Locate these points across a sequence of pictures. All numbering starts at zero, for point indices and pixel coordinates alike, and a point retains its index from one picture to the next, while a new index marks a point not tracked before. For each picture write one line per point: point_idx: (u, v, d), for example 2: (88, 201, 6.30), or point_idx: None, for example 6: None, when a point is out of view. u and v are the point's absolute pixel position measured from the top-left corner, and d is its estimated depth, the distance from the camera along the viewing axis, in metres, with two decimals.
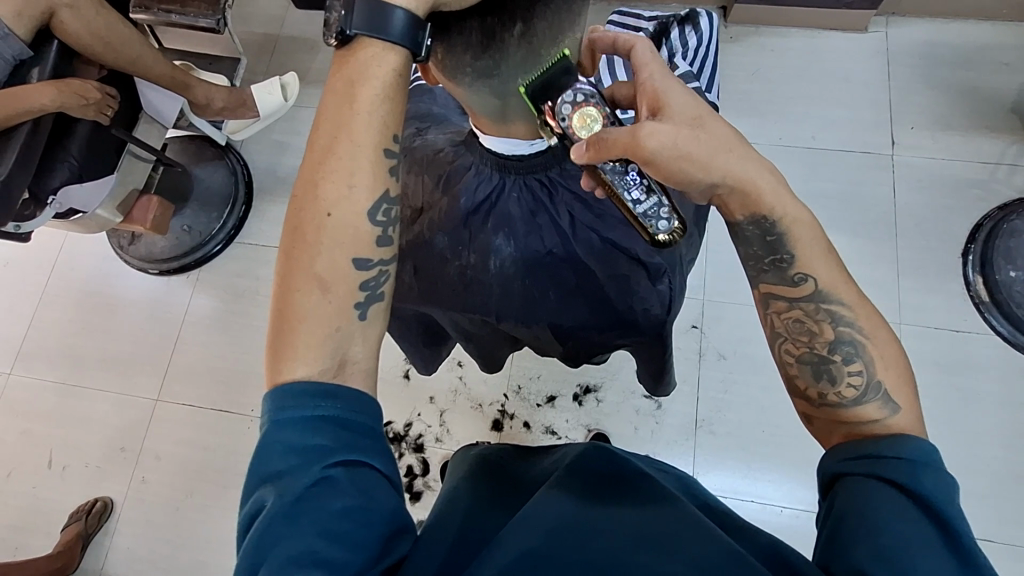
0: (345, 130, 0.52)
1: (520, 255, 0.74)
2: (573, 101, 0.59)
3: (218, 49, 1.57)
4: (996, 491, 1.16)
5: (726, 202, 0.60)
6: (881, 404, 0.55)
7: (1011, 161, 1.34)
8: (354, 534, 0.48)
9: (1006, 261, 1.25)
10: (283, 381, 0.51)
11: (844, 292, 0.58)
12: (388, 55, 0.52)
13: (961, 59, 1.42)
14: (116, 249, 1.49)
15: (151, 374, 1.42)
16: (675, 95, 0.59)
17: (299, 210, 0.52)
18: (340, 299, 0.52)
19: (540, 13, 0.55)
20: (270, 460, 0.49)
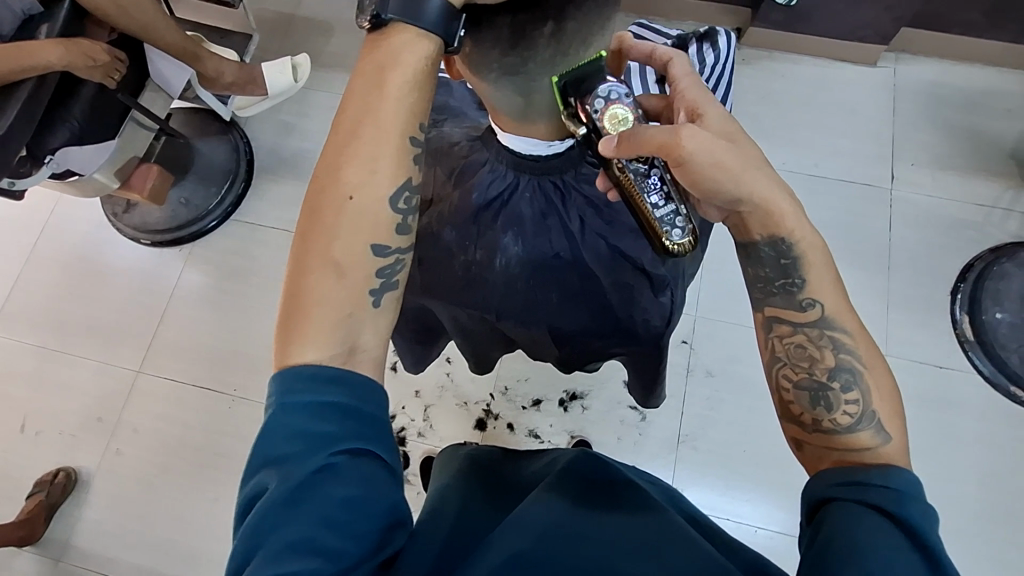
0: (372, 114, 0.52)
1: (527, 255, 0.74)
2: (605, 97, 0.59)
3: (230, 23, 1.56)
4: (967, 527, 1.18)
5: (746, 219, 0.61)
6: (874, 432, 0.55)
7: (1006, 205, 1.37)
8: (354, 524, 0.47)
9: (994, 303, 1.28)
10: (292, 364, 0.50)
11: (848, 322, 0.59)
12: (421, 42, 0.51)
13: (965, 101, 1.45)
14: (110, 216, 1.47)
15: (134, 345, 1.40)
16: (711, 107, 0.61)
17: (320, 192, 0.52)
18: (354, 285, 0.52)
19: (573, 14, 0.55)
20: (275, 443, 0.48)
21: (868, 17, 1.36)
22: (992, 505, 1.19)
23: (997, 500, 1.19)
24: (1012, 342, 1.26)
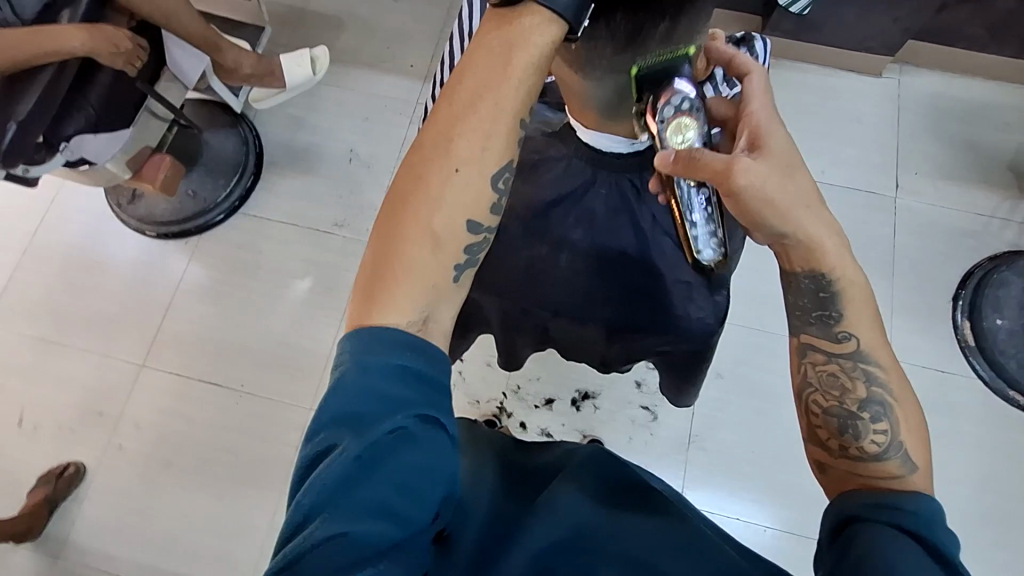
0: (492, 92, 0.53)
1: (594, 249, 0.78)
2: (677, 106, 0.58)
3: (241, 14, 1.54)
4: (966, 528, 1.21)
5: (788, 252, 0.60)
6: (902, 462, 0.56)
7: (1004, 215, 1.41)
8: (422, 489, 0.50)
9: (994, 310, 1.31)
10: (372, 323, 0.52)
11: (882, 355, 0.60)
12: (551, 28, 0.52)
13: (965, 113, 1.49)
14: (114, 206, 1.44)
15: (137, 339, 1.37)
16: (775, 133, 0.58)
17: (428, 158, 0.53)
18: (444, 256, 0.54)
19: (687, 13, 0.56)
20: (348, 400, 0.50)
21: (876, 29, 1.39)
22: (989, 506, 1.23)
23: (994, 502, 1.23)
24: (1011, 348, 1.29)
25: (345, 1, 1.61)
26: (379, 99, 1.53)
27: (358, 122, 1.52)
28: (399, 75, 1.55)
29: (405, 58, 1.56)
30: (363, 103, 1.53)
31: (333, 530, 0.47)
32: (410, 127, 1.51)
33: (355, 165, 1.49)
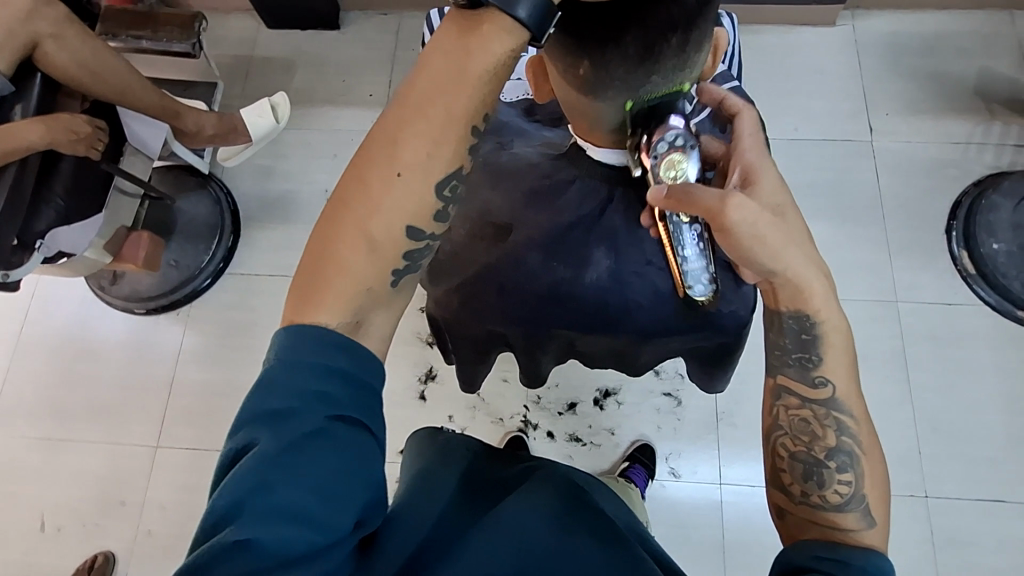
0: (446, 96, 0.50)
1: (617, 267, 0.77)
2: (670, 143, 0.61)
3: (191, 74, 1.51)
4: (1001, 453, 1.22)
5: (776, 291, 0.62)
6: (860, 516, 0.58)
7: (980, 140, 1.42)
8: (344, 497, 0.49)
9: (988, 235, 1.32)
10: (304, 322, 0.51)
11: (854, 407, 0.62)
12: (509, 36, 0.49)
13: (923, 47, 1.50)
14: (96, 289, 1.41)
15: (146, 420, 1.34)
16: (767, 175, 0.62)
17: (371, 158, 0.51)
18: (382, 260, 0.52)
19: (697, 27, 0.58)
20: (269, 397, 0.49)
21: None
22: (1020, 428, 1.23)
23: None
24: (1012, 269, 1.30)
25: (293, 43, 1.59)
26: (345, 134, 1.51)
27: (328, 161, 1.50)
28: (360, 106, 1.53)
29: (363, 88, 1.54)
30: (330, 141, 1.51)
31: (247, 533, 0.45)
32: None
33: None
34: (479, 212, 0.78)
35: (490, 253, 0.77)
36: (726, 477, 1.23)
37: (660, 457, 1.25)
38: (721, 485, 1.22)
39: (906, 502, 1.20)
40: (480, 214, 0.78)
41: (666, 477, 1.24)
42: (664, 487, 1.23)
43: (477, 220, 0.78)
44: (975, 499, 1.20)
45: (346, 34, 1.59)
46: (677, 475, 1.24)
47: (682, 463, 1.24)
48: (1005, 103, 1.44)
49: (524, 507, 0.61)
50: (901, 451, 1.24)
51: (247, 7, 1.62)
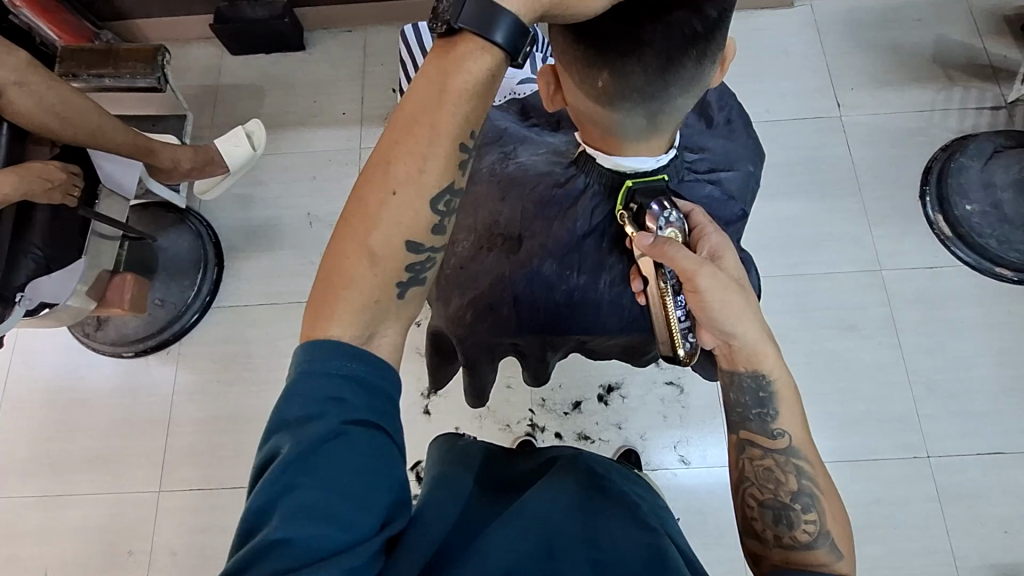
0: (430, 115, 0.54)
1: (631, 270, 0.78)
2: (666, 221, 0.68)
3: (158, 108, 1.49)
4: (995, 407, 1.26)
5: (734, 353, 0.67)
6: (828, 549, 0.61)
7: (943, 106, 1.46)
8: (366, 495, 0.49)
9: (961, 198, 1.36)
10: (318, 335, 0.52)
11: (810, 451, 0.66)
12: (484, 55, 0.54)
13: (880, 20, 1.54)
14: (82, 338, 1.37)
15: (146, 465, 1.31)
16: (730, 255, 0.68)
17: (369, 180, 0.54)
18: (386, 273, 0.55)
19: (712, 44, 0.63)
20: (292, 406, 0.50)
21: None
22: (1010, 381, 1.27)
23: (1014, 375, 1.27)
24: (987, 229, 1.34)
25: (260, 67, 1.57)
26: (322, 155, 1.50)
27: (307, 183, 1.48)
28: (334, 125, 1.52)
29: (336, 107, 1.53)
30: (307, 163, 1.49)
31: (279, 534, 0.46)
32: None
33: (318, 227, 1.45)
34: (489, 225, 0.80)
35: (503, 264, 0.79)
36: None
37: (669, 446, 1.26)
38: None
39: (911, 464, 1.23)
40: (490, 226, 0.80)
41: (677, 465, 1.25)
42: (676, 475, 1.24)
43: (487, 232, 0.80)
44: (974, 454, 1.23)
45: (312, 54, 1.57)
46: (687, 462, 1.25)
47: (691, 449, 1.25)
48: (963, 68, 1.48)
49: (545, 495, 0.63)
50: (900, 415, 1.27)
51: (209, 35, 1.59)
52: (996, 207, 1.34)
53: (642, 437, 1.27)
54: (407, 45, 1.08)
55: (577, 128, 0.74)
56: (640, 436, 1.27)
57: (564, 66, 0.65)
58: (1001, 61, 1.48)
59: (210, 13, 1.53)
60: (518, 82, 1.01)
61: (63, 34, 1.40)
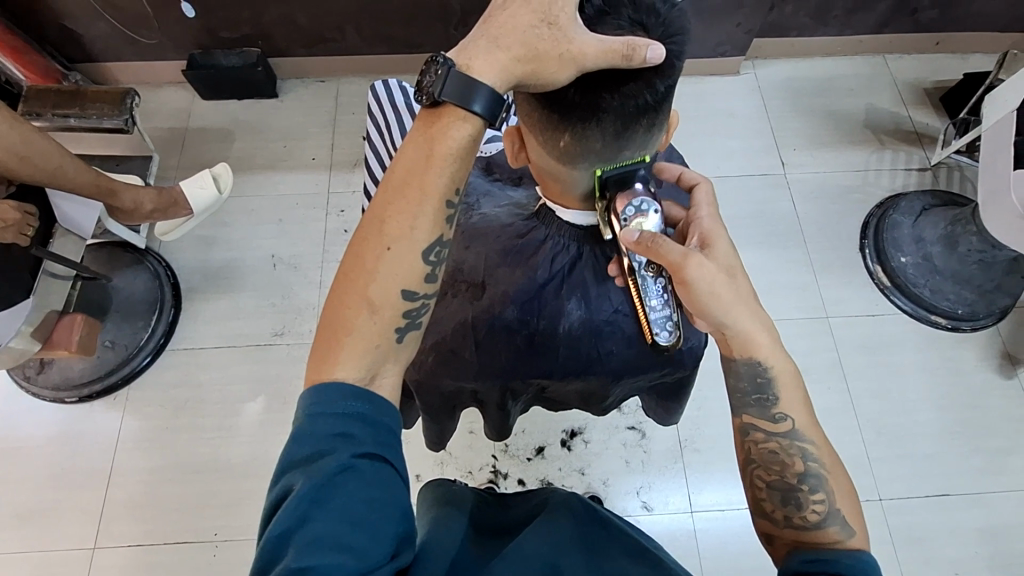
0: (418, 177, 0.60)
1: (589, 317, 0.80)
2: (636, 208, 0.66)
3: (123, 148, 1.48)
4: (938, 448, 1.31)
5: (730, 341, 0.69)
6: (839, 527, 0.63)
7: (876, 166, 1.59)
8: (377, 524, 0.51)
9: (896, 250, 1.46)
10: (322, 380, 0.56)
11: (813, 433, 0.68)
12: (466, 124, 0.61)
13: (817, 89, 1.69)
14: (21, 382, 1.30)
15: (82, 520, 1.22)
16: (722, 239, 0.68)
17: (365, 238, 0.60)
18: (384, 321, 0.60)
19: (663, 111, 0.67)
20: (301, 446, 0.53)
21: (724, 35, 1.58)
22: (951, 424, 1.33)
23: (954, 416, 1.34)
24: (921, 279, 1.43)
25: (230, 113, 1.59)
26: (289, 199, 1.51)
27: (273, 226, 1.48)
28: (303, 169, 1.54)
29: (306, 152, 1.55)
30: (274, 206, 1.50)
31: (296, 566, 0.47)
32: (327, 219, 1.49)
33: (281, 269, 1.44)
34: (452, 272, 0.83)
35: (465, 310, 0.80)
36: (696, 503, 1.25)
37: (631, 491, 1.26)
38: (693, 514, 1.24)
39: (863, 507, 1.26)
40: (453, 274, 0.82)
41: (639, 511, 1.24)
42: (639, 522, 1.24)
43: (449, 279, 0.83)
44: (924, 495, 1.28)
45: (285, 101, 1.61)
46: (649, 508, 1.25)
47: (653, 495, 1.26)
48: (891, 133, 1.63)
49: (545, 534, 0.65)
50: (852, 458, 1.31)
51: (181, 80, 1.62)
52: (928, 259, 1.44)
53: (604, 483, 1.27)
54: (378, 101, 1.13)
55: (539, 184, 0.78)
56: (602, 482, 1.27)
57: (530, 128, 0.69)
58: (924, 128, 1.64)
59: (183, 60, 1.56)
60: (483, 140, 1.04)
61: (30, 73, 1.39)
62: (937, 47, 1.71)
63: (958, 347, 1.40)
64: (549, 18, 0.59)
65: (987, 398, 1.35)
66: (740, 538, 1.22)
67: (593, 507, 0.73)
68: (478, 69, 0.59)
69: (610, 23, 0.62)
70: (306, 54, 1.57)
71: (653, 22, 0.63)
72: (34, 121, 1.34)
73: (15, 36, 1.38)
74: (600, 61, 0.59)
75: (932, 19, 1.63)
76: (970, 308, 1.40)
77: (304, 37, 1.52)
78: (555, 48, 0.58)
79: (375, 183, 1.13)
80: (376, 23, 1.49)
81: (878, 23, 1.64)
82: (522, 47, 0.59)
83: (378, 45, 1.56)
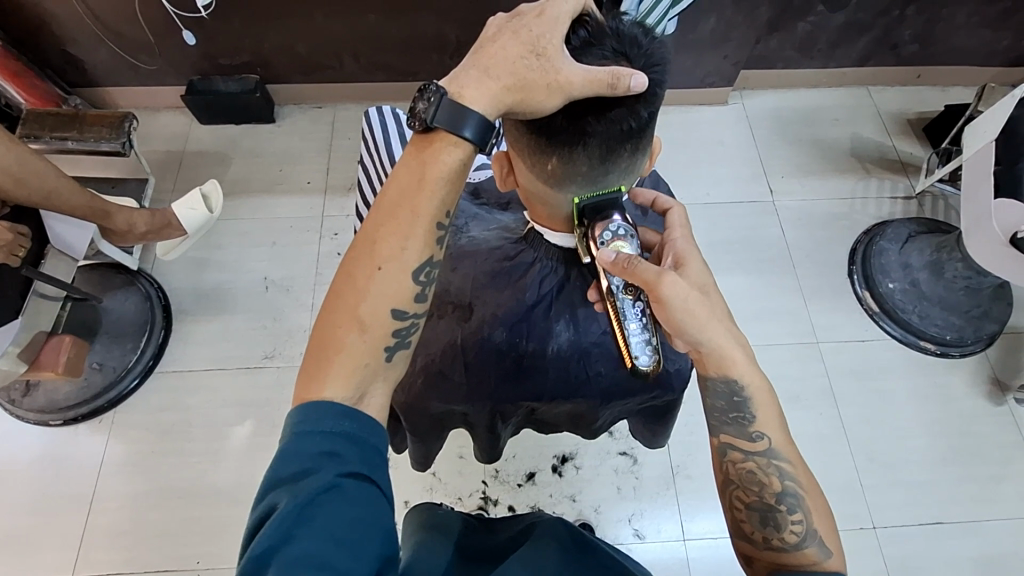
0: (409, 199, 0.61)
1: (577, 339, 0.81)
2: (613, 232, 0.66)
3: (119, 171, 1.50)
4: (930, 475, 1.31)
5: (704, 359, 0.69)
6: (817, 548, 0.63)
7: (862, 194, 1.62)
8: (361, 544, 0.50)
9: (884, 276, 1.48)
10: (311, 399, 0.56)
11: (788, 452, 0.68)
12: (457, 149, 0.62)
13: (803, 119, 1.73)
14: (5, 404, 1.28)
15: (61, 548, 1.19)
16: (696, 260, 0.69)
17: (357, 258, 0.61)
18: (374, 338, 0.60)
19: (647, 136, 0.69)
20: (287, 464, 0.52)
21: (711, 66, 1.62)
22: (942, 450, 1.33)
23: (945, 442, 1.34)
24: (910, 304, 1.45)
25: (226, 137, 1.61)
26: (283, 222, 1.52)
27: (266, 248, 1.49)
28: (298, 193, 1.55)
29: (302, 176, 1.57)
30: (268, 229, 1.51)
31: None
32: (321, 242, 1.50)
33: (273, 291, 1.44)
34: (440, 294, 0.83)
35: (453, 331, 0.80)
36: (688, 531, 1.23)
37: (623, 519, 1.24)
38: (686, 542, 1.22)
39: (858, 535, 1.25)
40: (441, 296, 0.83)
41: (632, 539, 1.23)
42: (631, 551, 1.22)
43: (437, 300, 0.83)
44: (918, 523, 1.27)
45: (281, 126, 1.63)
46: (641, 536, 1.23)
47: (645, 523, 1.24)
48: (876, 162, 1.67)
49: (527, 561, 0.65)
50: (845, 484, 1.30)
51: (179, 105, 1.64)
52: (915, 285, 1.46)
53: (596, 510, 1.25)
54: (370, 126, 1.15)
55: (526, 207, 0.79)
56: (594, 509, 1.25)
57: (517, 151, 0.70)
58: (908, 157, 1.68)
59: (182, 85, 1.59)
60: (474, 168, 1.05)
61: (30, 96, 1.42)
62: (919, 79, 1.76)
63: (947, 372, 1.40)
64: (537, 49, 0.61)
65: (977, 424, 1.35)
66: (733, 567, 1.20)
67: (582, 534, 0.72)
68: (469, 97, 0.61)
69: (595, 53, 0.64)
70: (303, 81, 1.60)
71: (636, 53, 0.65)
72: (31, 143, 1.36)
73: (17, 60, 1.41)
74: (586, 89, 0.61)
75: (913, 53, 1.69)
76: (958, 333, 1.41)
77: (302, 65, 1.56)
78: (543, 79, 0.60)
79: (367, 207, 1.14)
80: (373, 52, 1.53)
81: (861, 57, 1.69)
82: (512, 77, 0.61)
83: (374, 73, 1.59)
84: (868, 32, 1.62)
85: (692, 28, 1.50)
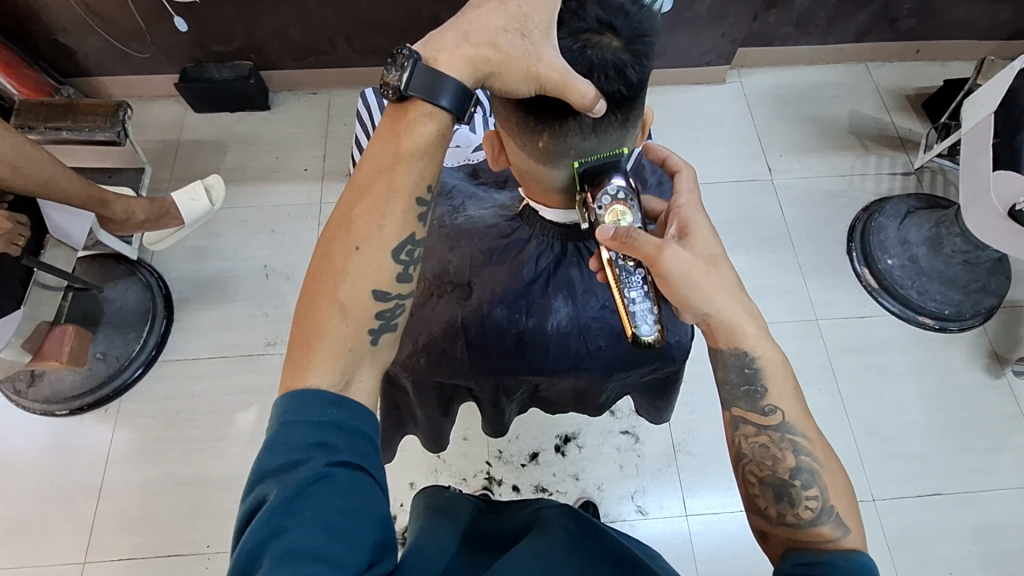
0: (386, 176, 0.61)
1: (576, 314, 0.82)
2: (612, 196, 0.66)
3: (115, 160, 1.49)
4: (925, 447, 1.32)
5: (715, 332, 0.70)
6: (834, 525, 0.63)
7: (861, 171, 1.61)
8: (353, 534, 0.51)
9: (883, 252, 1.48)
10: (297, 387, 0.57)
11: (804, 427, 0.69)
12: (432, 120, 0.62)
13: (801, 96, 1.72)
14: (10, 395, 1.29)
15: (72, 533, 1.21)
16: (701, 230, 0.69)
17: (334, 239, 0.61)
18: (356, 322, 0.61)
19: (638, 102, 0.68)
20: (276, 456, 0.53)
21: (709, 45, 1.61)
22: (941, 422, 1.34)
23: (943, 415, 1.35)
24: (909, 280, 1.45)
25: (222, 124, 1.60)
26: (280, 209, 1.51)
27: (265, 236, 1.49)
28: (295, 180, 1.55)
29: (298, 163, 1.57)
30: (266, 217, 1.51)
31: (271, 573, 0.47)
32: (319, 228, 1.49)
33: (273, 279, 1.44)
34: (436, 274, 0.83)
35: (453, 310, 0.81)
36: (690, 507, 1.25)
37: (625, 496, 1.26)
38: (687, 518, 1.24)
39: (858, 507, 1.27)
40: (438, 275, 0.83)
41: (634, 516, 1.24)
42: (634, 527, 1.23)
43: (435, 279, 0.83)
44: (916, 495, 1.28)
45: (276, 113, 1.63)
46: (644, 513, 1.25)
47: (647, 499, 1.26)
48: (875, 138, 1.66)
49: (532, 551, 0.65)
50: (845, 459, 1.31)
51: (174, 93, 1.63)
52: (914, 261, 1.46)
53: (598, 488, 1.27)
54: (366, 106, 1.15)
55: (521, 185, 0.79)
56: (597, 487, 1.27)
57: (507, 129, 0.70)
58: (906, 132, 1.67)
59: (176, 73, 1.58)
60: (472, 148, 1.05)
61: (23, 87, 1.40)
62: (917, 55, 1.75)
63: (946, 348, 1.41)
64: (523, 29, 0.61)
65: (975, 397, 1.37)
66: (735, 542, 1.22)
67: (582, 520, 0.72)
68: (457, 71, 0.61)
69: (574, 23, 0.64)
70: (298, 66, 1.59)
71: (621, 22, 0.64)
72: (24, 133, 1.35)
73: (9, 50, 1.40)
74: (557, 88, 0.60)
75: (912, 27, 1.67)
76: (956, 308, 1.41)
77: (295, 50, 1.54)
78: (525, 60, 0.60)
79: None
80: (365, 35, 1.51)
81: (859, 33, 1.67)
82: (504, 49, 0.61)
83: (367, 57, 1.58)
84: (866, 8, 1.61)
85: (689, 6, 1.49)
